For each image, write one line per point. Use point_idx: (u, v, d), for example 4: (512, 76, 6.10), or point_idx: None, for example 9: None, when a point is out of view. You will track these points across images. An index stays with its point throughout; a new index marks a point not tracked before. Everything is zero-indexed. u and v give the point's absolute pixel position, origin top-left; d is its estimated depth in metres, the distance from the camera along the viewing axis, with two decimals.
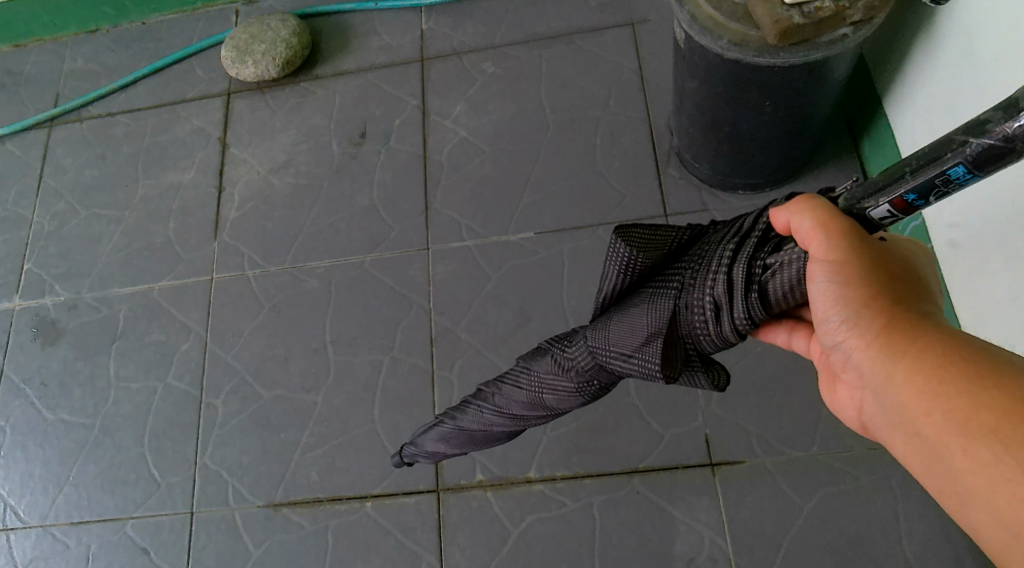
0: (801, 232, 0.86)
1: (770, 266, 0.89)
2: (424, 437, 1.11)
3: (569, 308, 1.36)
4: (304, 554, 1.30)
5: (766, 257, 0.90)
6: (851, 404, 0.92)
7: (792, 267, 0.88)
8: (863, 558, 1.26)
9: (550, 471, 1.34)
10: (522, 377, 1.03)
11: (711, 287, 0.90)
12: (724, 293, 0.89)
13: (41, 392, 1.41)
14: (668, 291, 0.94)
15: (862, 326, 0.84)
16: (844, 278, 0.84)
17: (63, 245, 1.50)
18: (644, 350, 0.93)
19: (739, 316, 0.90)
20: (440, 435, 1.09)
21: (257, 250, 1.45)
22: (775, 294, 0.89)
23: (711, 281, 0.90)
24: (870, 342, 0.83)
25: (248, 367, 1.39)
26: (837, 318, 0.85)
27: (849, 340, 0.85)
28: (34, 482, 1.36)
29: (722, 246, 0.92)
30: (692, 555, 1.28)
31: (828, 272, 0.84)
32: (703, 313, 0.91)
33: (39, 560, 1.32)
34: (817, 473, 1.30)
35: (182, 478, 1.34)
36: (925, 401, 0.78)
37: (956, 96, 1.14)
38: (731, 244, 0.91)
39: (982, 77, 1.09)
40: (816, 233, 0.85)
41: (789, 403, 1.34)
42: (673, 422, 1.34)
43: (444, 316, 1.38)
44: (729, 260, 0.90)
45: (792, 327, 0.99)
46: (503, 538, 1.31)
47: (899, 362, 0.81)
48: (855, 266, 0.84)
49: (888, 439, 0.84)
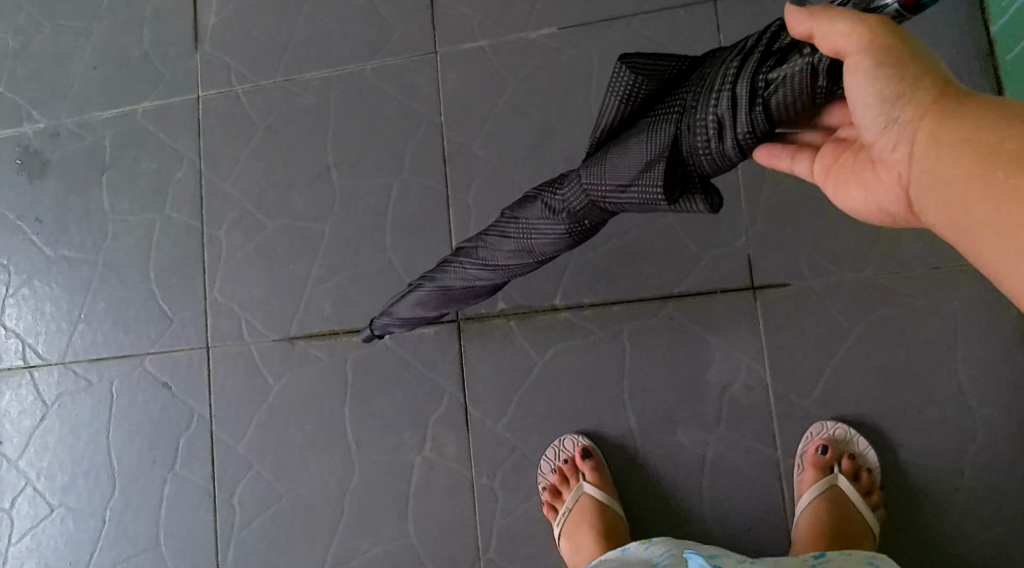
0: (835, 22, 0.71)
1: (773, 81, 0.73)
2: (400, 302, 1.06)
3: (597, 119, 1.24)
4: (327, 387, 1.27)
5: (769, 71, 0.74)
6: (887, 203, 0.76)
7: (797, 78, 0.73)
8: (912, 383, 1.21)
9: (576, 298, 1.26)
10: (509, 226, 0.94)
11: (715, 105, 0.76)
12: (729, 109, 0.75)
13: (38, 229, 1.29)
14: (668, 116, 0.80)
15: (909, 103, 0.72)
16: (890, 58, 0.71)
17: (33, 64, 1.31)
18: (643, 177, 0.81)
19: (742, 131, 0.75)
20: (420, 293, 1.03)
21: (244, 61, 1.29)
22: (777, 109, 0.74)
23: (715, 98, 0.76)
24: (916, 114, 0.72)
25: (248, 195, 1.28)
26: (878, 102, 0.73)
27: (897, 115, 0.73)
28: (48, 320, 1.29)
29: (723, 64, 0.76)
30: (727, 383, 1.23)
31: (865, 55, 0.71)
32: (705, 132, 0.77)
33: (66, 396, 1.30)
34: (869, 295, 1.22)
35: (194, 314, 1.28)
36: (984, 150, 0.68)
37: None
38: (734, 58, 0.76)
39: None
40: (856, 21, 0.71)
41: (840, 220, 1.23)
42: (712, 244, 1.25)
43: (458, 131, 1.27)
44: (733, 77, 0.75)
45: (797, 149, 0.81)
46: (528, 368, 1.26)
47: (954, 124, 0.70)
48: (896, 44, 0.72)
49: (929, 217, 0.72)
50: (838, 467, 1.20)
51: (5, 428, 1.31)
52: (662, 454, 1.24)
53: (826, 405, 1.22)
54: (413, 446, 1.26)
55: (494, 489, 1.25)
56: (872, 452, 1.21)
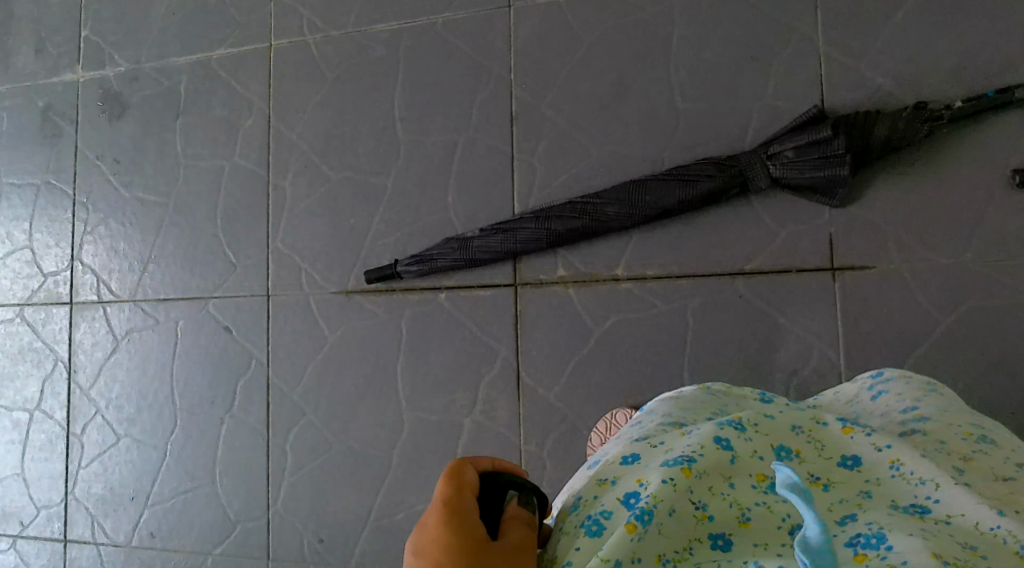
0: None
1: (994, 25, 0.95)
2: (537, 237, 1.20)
3: (677, 79, 1.19)
4: (382, 342, 1.27)
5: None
6: None
7: None
8: (1006, 381, 1.11)
9: (640, 268, 1.21)
10: (676, 179, 1.16)
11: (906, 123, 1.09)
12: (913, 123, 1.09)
13: (115, 169, 1.33)
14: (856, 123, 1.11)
15: None
16: None
17: (116, 7, 1.33)
18: (826, 165, 1.11)
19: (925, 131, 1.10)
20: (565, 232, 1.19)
21: (316, 10, 1.27)
22: None
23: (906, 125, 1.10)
24: None
25: (313, 145, 1.27)
26: None
27: None
28: (121, 258, 1.33)
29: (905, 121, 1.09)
30: (796, 367, 1.17)
31: None
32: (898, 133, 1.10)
33: (134, 332, 1.33)
34: (963, 282, 1.13)
35: (257, 261, 1.29)
36: None
37: None
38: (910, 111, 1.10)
39: None
40: None
41: (938, 200, 1.13)
42: (791, 220, 1.17)
43: (528, 88, 1.22)
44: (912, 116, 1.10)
45: None
46: (585, 337, 1.22)
47: None
48: None
49: None
50: None
51: (78, 358, 1.36)
52: None
53: None
54: (464, 407, 1.25)
55: (542, 456, 1.23)
56: None
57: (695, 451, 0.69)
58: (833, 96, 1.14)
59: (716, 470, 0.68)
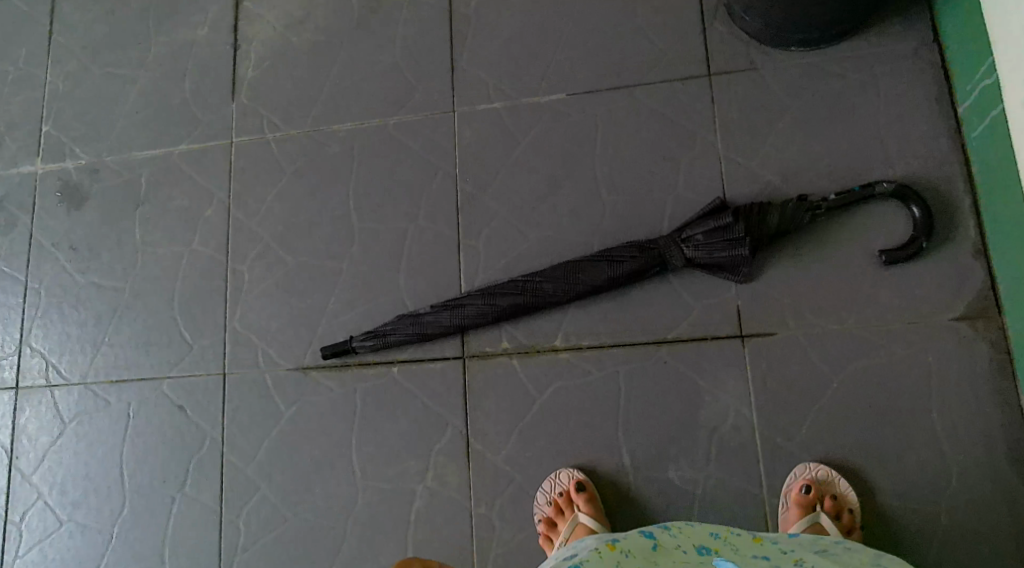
0: None
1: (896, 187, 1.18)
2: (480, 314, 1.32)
3: (602, 174, 1.36)
4: (337, 416, 1.34)
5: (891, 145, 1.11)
6: None
7: None
8: (889, 428, 1.29)
9: (577, 339, 1.35)
10: (603, 260, 1.31)
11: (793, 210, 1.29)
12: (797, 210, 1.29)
13: (71, 256, 1.38)
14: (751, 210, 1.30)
15: None
16: None
17: (79, 105, 1.42)
18: (728, 244, 1.28)
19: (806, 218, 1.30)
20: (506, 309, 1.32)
21: (277, 111, 1.39)
22: None
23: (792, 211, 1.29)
24: None
25: (272, 233, 1.37)
26: None
27: None
28: (73, 341, 1.37)
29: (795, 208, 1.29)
30: (716, 423, 1.32)
31: None
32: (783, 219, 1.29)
33: (84, 415, 1.35)
34: (849, 345, 1.32)
35: (213, 341, 1.36)
36: None
37: None
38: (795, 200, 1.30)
39: None
40: None
41: (825, 276, 1.33)
42: (703, 294, 1.35)
43: (472, 181, 1.37)
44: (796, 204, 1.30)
45: None
46: (528, 404, 1.34)
47: None
48: None
49: None
50: (821, 507, 1.27)
51: (21, 444, 1.36)
52: (655, 488, 1.31)
53: (809, 447, 1.30)
54: (416, 475, 1.32)
55: (492, 518, 1.31)
56: (853, 493, 1.28)
57: (630, 541, 0.99)
58: (733, 190, 1.34)
59: (643, 553, 0.98)
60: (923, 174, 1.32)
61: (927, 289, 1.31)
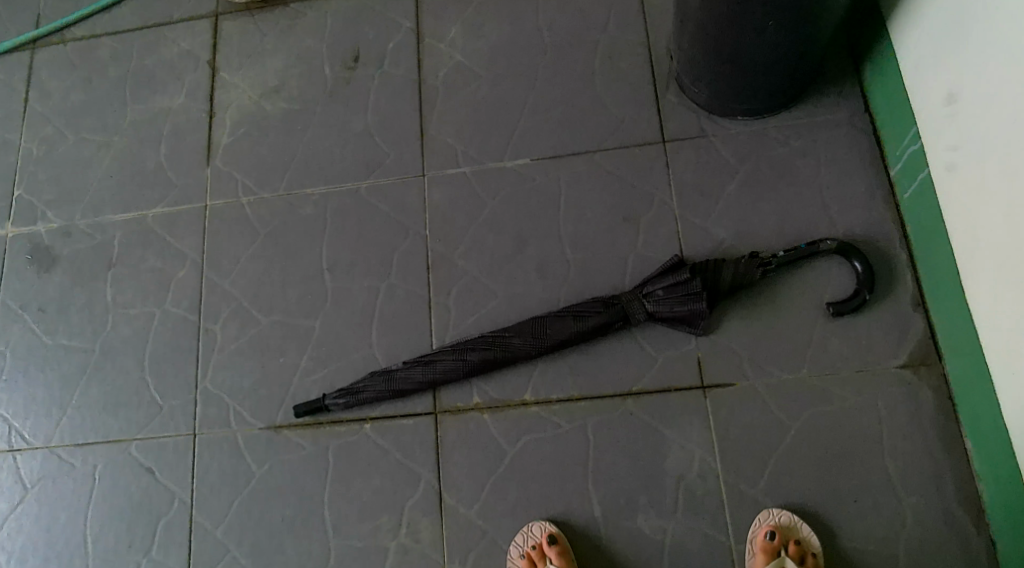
0: None
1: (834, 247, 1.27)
2: (451, 369, 1.35)
3: (565, 234, 1.42)
4: (308, 474, 1.34)
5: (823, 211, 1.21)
6: None
7: None
8: (846, 473, 1.32)
9: (546, 393, 1.37)
10: (568, 317, 1.35)
11: (746, 266, 1.34)
12: (750, 266, 1.34)
13: (39, 317, 1.44)
14: (707, 267, 1.35)
15: None
16: None
17: (53, 170, 1.51)
18: (688, 299, 1.33)
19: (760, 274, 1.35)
20: (476, 365, 1.35)
21: (251, 176, 1.47)
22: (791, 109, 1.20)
23: (746, 266, 1.35)
24: None
25: (245, 293, 1.42)
26: None
27: None
28: (38, 404, 1.40)
29: (749, 265, 1.35)
30: (682, 473, 1.34)
31: None
32: (738, 274, 1.34)
33: (47, 479, 1.36)
34: (806, 394, 1.35)
35: (184, 402, 1.38)
36: None
37: (969, 20, 1.18)
38: (748, 257, 1.35)
39: (988, 14, 1.15)
40: None
41: (778, 328, 1.37)
42: (666, 346, 1.38)
43: (442, 242, 1.42)
44: (749, 260, 1.35)
45: None
46: (498, 458, 1.35)
47: None
48: None
49: None
50: (785, 552, 1.28)
51: None
52: (624, 538, 1.32)
53: (772, 494, 1.32)
54: (389, 531, 1.32)
55: None
56: (815, 537, 1.29)
57: None
58: (689, 247, 1.40)
59: None
60: (862, 230, 1.39)
61: (874, 338, 1.35)
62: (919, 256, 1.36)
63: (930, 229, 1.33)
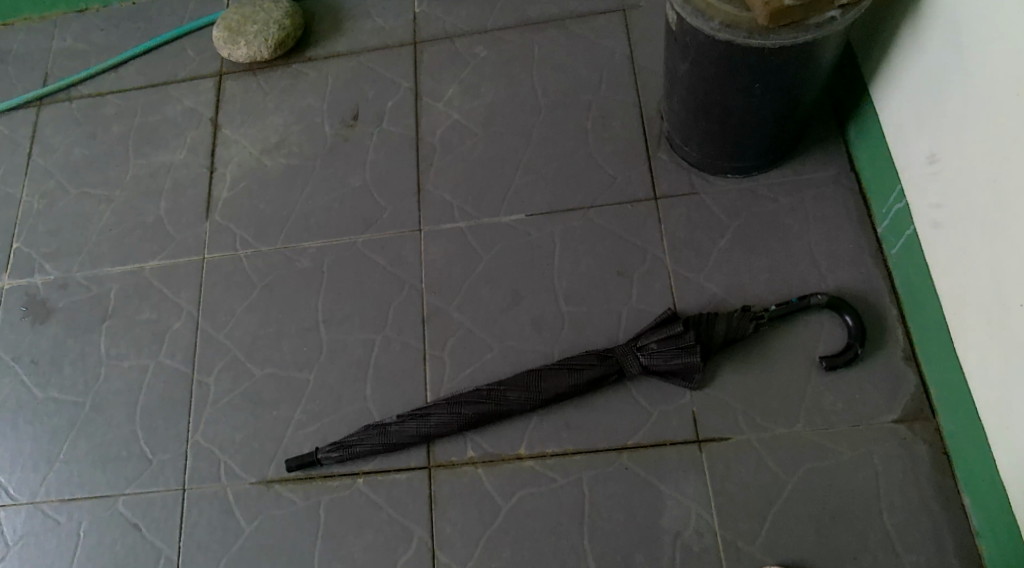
0: None
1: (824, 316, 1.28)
2: (444, 423, 1.34)
3: (559, 288, 1.43)
4: (299, 530, 1.32)
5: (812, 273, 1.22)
6: None
7: None
8: (845, 529, 1.29)
9: (541, 447, 1.36)
10: (563, 370, 1.35)
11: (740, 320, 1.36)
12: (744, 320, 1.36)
13: (31, 369, 1.44)
14: (701, 320, 1.36)
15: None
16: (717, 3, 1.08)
17: (54, 223, 1.54)
18: (682, 352, 1.33)
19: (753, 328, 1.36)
20: (469, 418, 1.34)
21: (250, 230, 1.50)
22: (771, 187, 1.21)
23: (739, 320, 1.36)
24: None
25: (239, 344, 1.42)
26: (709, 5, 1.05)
27: None
28: (25, 458, 1.38)
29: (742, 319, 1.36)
30: (678, 529, 1.31)
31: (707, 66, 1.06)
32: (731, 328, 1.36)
33: (30, 536, 1.33)
34: (802, 448, 1.33)
35: (174, 455, 1.36)
36: None
37: (947, 85, 1.23)
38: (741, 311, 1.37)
39: (966, 78, 1.19)
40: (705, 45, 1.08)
41: (773, 382, 1.37)
42: (661, 400, 1.38)
43: (437, 295, 1.43)
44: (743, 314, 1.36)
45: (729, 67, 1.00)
46: (491, 514, 1.33)
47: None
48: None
49: None
50: None
51: None
52: None
53: (771, 552, 1.28)
54: None
55: None
56: None
57: None
58: (682, 300, 1.41)
59: None
60: (852, 285, 1.41)
61: (867, 391, 1.35)
62: (908, 312, 1.37)
63: (917, 285, 1.35)
